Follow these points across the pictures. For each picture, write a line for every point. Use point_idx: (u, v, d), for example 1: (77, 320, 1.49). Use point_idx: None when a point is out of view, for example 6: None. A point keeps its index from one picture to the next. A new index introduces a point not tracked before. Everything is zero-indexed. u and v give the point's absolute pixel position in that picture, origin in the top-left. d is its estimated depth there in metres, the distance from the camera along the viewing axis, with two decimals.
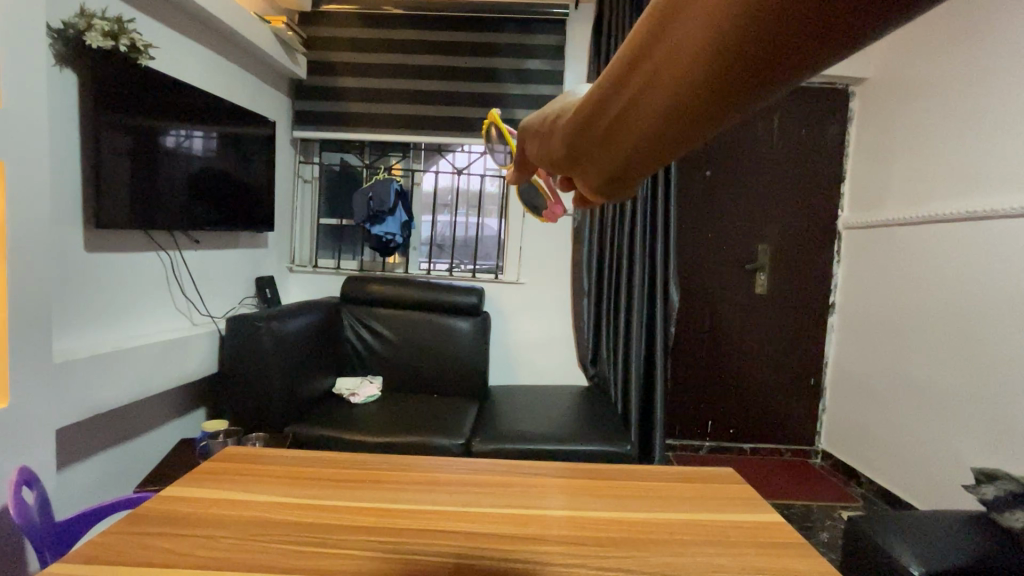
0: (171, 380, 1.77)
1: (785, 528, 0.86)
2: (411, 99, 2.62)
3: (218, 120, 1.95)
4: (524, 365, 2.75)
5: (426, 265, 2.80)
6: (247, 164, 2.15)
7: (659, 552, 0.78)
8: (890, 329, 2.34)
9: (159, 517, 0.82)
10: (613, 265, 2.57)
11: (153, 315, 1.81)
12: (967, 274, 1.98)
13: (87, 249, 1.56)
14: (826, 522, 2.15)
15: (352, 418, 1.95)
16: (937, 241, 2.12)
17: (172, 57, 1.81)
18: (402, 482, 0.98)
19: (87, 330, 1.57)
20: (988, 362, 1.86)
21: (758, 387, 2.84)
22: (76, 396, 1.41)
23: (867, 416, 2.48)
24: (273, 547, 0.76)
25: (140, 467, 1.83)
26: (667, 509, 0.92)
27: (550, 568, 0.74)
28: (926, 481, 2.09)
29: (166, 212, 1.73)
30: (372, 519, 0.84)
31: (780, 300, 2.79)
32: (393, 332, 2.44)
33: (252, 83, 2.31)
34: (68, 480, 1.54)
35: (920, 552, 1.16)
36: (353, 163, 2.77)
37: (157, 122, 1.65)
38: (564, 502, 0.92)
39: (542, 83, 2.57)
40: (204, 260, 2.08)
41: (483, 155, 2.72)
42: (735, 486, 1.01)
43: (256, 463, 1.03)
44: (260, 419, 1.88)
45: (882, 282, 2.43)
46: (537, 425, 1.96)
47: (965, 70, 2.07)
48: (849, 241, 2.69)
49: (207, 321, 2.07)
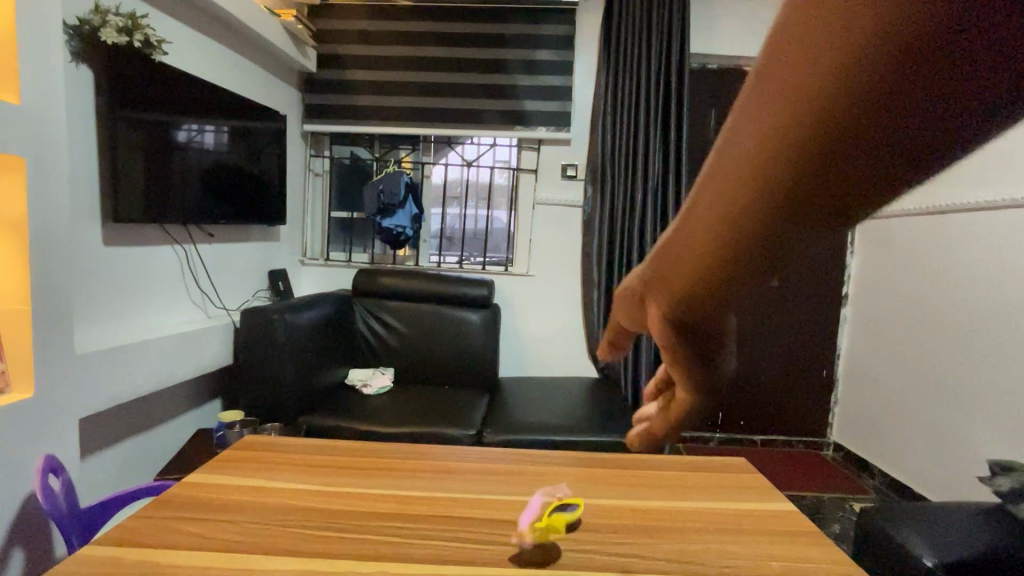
0: (188, 372, 1.80)
1: (798, 515, 0.87)
2: (420, 92, 2.61)
3: (231, 114, 1.97)
4: (534, 357, 2.76)
5: (436, 258, 2.82)
6: (258, 158, 2.16)
7: (673, 539, 0.79)
8: (905, 321, 2.31)
9: (181, 503, 0.85)
10: (623, 256, 2.57)
11: (169, 308, 1.84)
12: (983, 265, 1.94)
13: (105, 243, 1.59)
14: (838, 514, 2.15)
15: (365, 409, 1.98)
16: (952, 231, 2.08)
17: (185, 53, 1.83)
18: (416, 470, 1.00)
19: (106, 323, 1.60)
20: (1002, 353, 1.84)
21: (770, 379, 2.82)
22: (100, 386, 1.45)
23: (880, 409, 2.45)
24: (293, 532, 0.78)
25: (158, 456, 1.87)
26: (680, 497, 0.92)
27: (565, 554, 0.75)
28: (940, 474, 2.08)
29: (181, 205, 1.75)
30: (388, 505, 0.86)
31: (792, 291, 2.77)
32: (404, 324, 2.46)
33: (263, 77, 2.33)
34: (92, 468, 1.58)
35: (935, 544, 1.15)
36: (363, 156, 2.78)
37: (170, 117, 1.67)
38: (578, 490, 0.93)
39: (551, 74, 2.56)
40: (218, 253, 2.11)
41: (493, 147, 2.71)
42: (747, 475, 1.02)
43: (274, 451, 1.06)
44: (275, 409, 1.91)
45: (896, 273, 2.39)
46: (548, 417, 1.97)
47: None
48: (863, 233, 2.66)
49: (221, 314, 2.10)
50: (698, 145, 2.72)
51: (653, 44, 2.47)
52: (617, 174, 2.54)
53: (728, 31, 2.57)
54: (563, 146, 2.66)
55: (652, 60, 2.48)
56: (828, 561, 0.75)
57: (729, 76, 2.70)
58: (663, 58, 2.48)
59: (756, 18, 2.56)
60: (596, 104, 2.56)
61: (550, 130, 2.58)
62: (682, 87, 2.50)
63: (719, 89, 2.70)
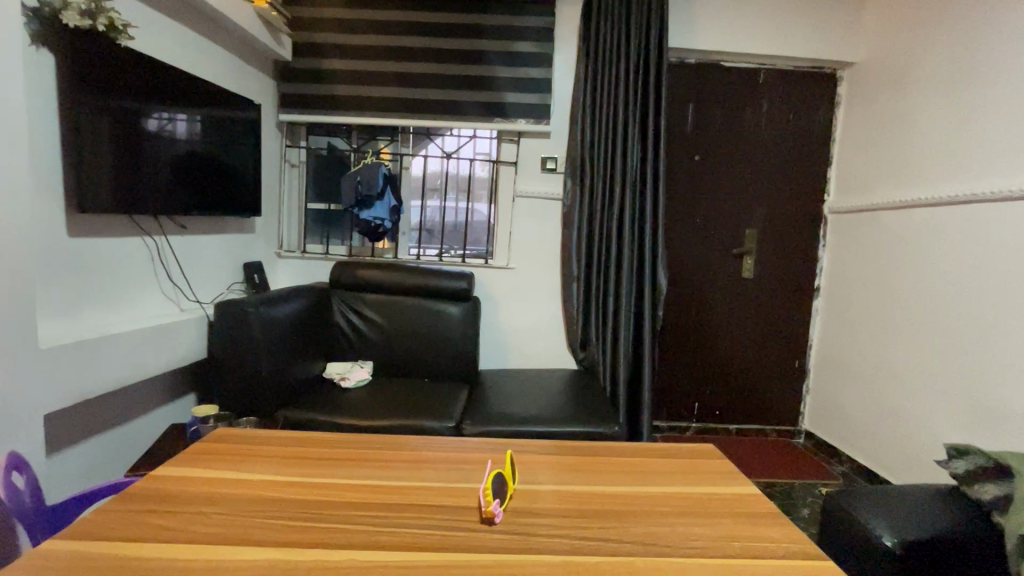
0: (159, 366, 1.76)
1: (762, 498, 0.90)
2: (398, 82, 2.58)
3: (202, 103, 1.92)
4: (514, 349, 2.78)
5: (415, 251, 2.80)
6: (232, 148, 2.12)
7: (642, 522, 0.81)
8: (873, 312, 2.39)
9: (149, 496, 0.83)
10: (602, 249, 2.59)
11: (139, 301, 1.80)
12: (945, 258, 2.02)
13: (71, 235, 1.54)
14: (807, 499, 2.22)
15: (343, 402, 1.97)
16: (918, 226, 2.15)
17: (153, 38, 1.78)
18: (392, 460, 1.00)
19: (73, 317, 1.56)
20: (962, 343, 1.92)
21: (744, 370, 2.89)
22: (67, 381, 1.41)
23: (849, 397, 2.54)
24: (265, 523, 0.78)
25: (129, 453, 1.83)
26: (651, 482, 0.95)
27: (537, 539, 0.77)
28: (905, 459, 2.16)
29: (151, 196, 1.71)
30: (362, 495, 0.86)
31: (766, 283, 2.83)
32: (383, 317, 2.45)
33: (236, 65, 2.27)
34: (60, 465, 1.54)
35: (894, 523, 1.21)
36: (341, 146, 2.75)
37: (138, 105, 1.62)
38: (552, 478, 0.95)
39: (531, 66, 2.55)
40: (191, 245, 2.06)
41: (472, 139, 2.70)
42: (716, 460, 1.05)
43: (246, 443, 1.05)
44: (250, 403, 1.88)
45: (865, 266, 2.47)
46: (527, 408, 1.98)
47: (949, 54, 2.09)
48: (835, 226, 2.73)
49: (194, 307, 2.06)
50: (676, 140, 2.75)
51: (632, 38, 2.48)
52: (597, 167, 2.55)
53: (706, 26, 2.59)
54: (543, 139, 2.66)
55: (632, 54, 2.49)
56: (788, 541, 0.78)
57: (706, 71, 2.73)
58: (641, 53, 2.50)
59: (733, 14, 2.59)
60: (576, 97, 2.56)
61: (530, 122, 2.57)
62: (660, 82, 2.52)
63: (697, 84, 2.73)
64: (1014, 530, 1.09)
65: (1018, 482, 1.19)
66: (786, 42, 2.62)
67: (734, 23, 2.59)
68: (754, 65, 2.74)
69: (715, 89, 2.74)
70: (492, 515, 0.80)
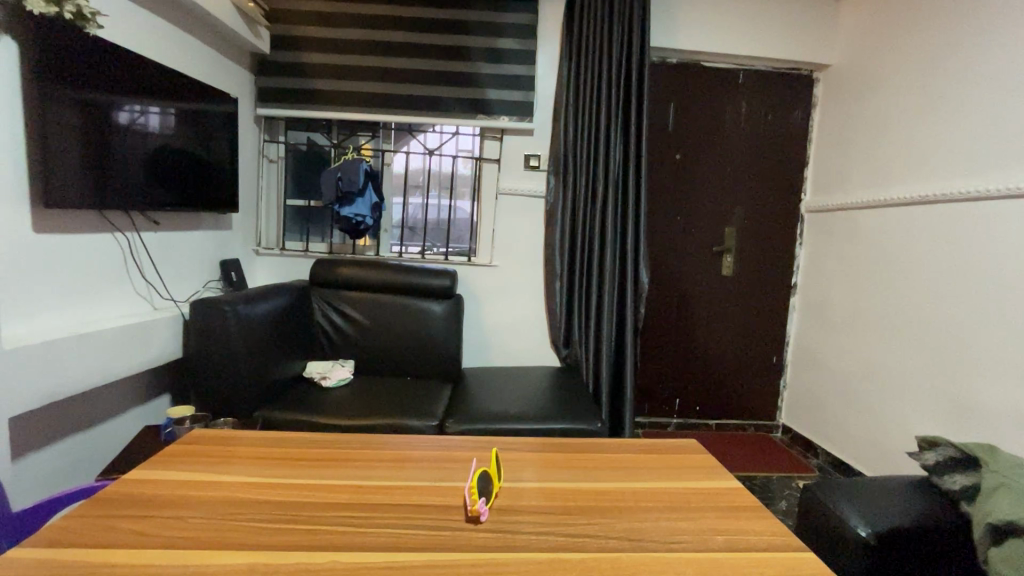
0: (133, 365, 1.71)
1: (742, 492, 0.91)
2: (378, 78, 2.53)
3: (178, 96, 1.87)
4: (497, 347, 2.77)
5: (397, 249, 2.77)
6: (207, 142, 2.06)
7: (625, 518, 0.82)
8: (849, 310, 2.44)
9: (122, 500, 0.81)
10: (585, 246, 2.61)
11: (110, 299, 1.74)
12: (919, 255, 2.07)
13: (36, 231, 1.48)
14: (784, 492, 2.28)
15: (325, 401, 1.94)
16: (892, 225, 2.21)
17: (125, 28, 1.72)
18: (375, 459, 0.99)
19: (38, 316, 1.49)
20: (932, 339, 1.98)
21: (724, 365, 2.94)
22: (33, 382, 1.36)
23: (825, 393, 2.60)
24: (242, 526, 0.76)
25: (100, 457, 1.78)
26: (634, 478, 0.96)
27: (522, 537, 0.76)
28: (878, 452, 2.22)
29: (124, 191, 1.66)
30: (344, 496, 0.85)
31: (745, 280, 2.88)
32: (366, 315, 2.42)
33: (212, 56, 2.21)
34: (28, 467, 1.49)
35: (869, 513, 1.24)
36: (320, 142, 2.70)
37: (109, 96, 1.57)
38: (536, 475, 0.95)
39: (514, 63, 2.54)
40: (165, 242, 2.01)
41: (455, 136, 2.68)
42: (696, 456, 1.07)
43: (224, 444, 1.03)
44: (227, 403, 1.83)
45: (840, 264, 2.53)
46: (511, 406, 1.98)
47: (922, 58, 2.15)
48: (812, 224, 2.78)
49: (169, 305, 2.01)
50: (658, 139, 2.78)
51: (615, 35, 2.50)
52: (580, 165, 2.57)
53: (688, 26, 2.62)
54: (526, 136, 2.65)
55: (615, 54, 2.51)
56: (770, 534, 0.80)
57: (685, 71, 2.76)
58: (624, 51, 2.52)
59: (714, 14, 2.62)
60: (559, 95, 2.57)
61: (513, 119, 2.56)
62: (642, 81, 2.54)
63: (679, 85, 2.76)
64: (982, 518, 1.12)
65: (986, 471, 1.23)
66: (765, 43, 2.65)
67: (716, 24, 2.62)
68: (734, 66, 2.78)
69: (697, 89, 2.77)
70: (479, 513, 0.80)
